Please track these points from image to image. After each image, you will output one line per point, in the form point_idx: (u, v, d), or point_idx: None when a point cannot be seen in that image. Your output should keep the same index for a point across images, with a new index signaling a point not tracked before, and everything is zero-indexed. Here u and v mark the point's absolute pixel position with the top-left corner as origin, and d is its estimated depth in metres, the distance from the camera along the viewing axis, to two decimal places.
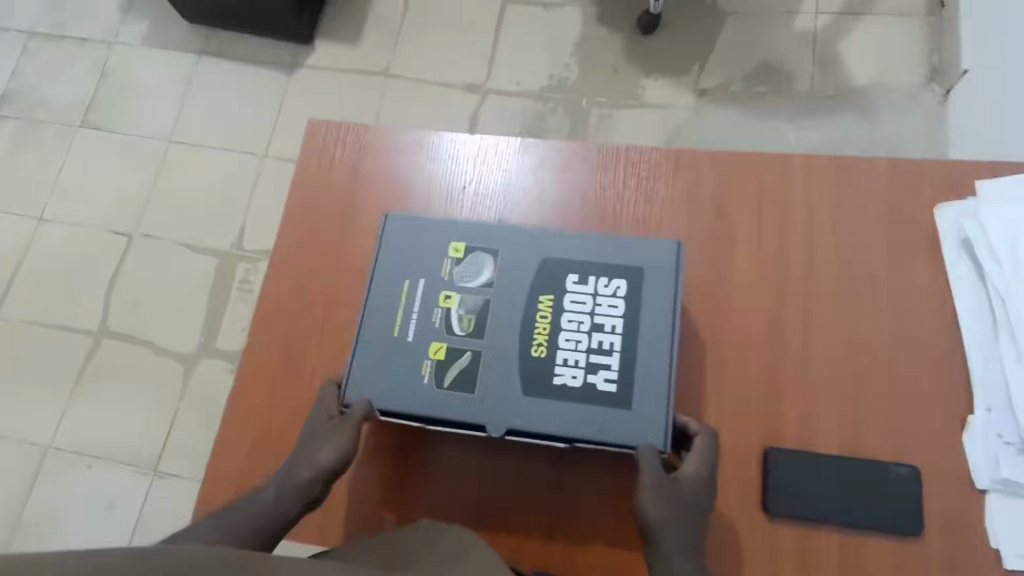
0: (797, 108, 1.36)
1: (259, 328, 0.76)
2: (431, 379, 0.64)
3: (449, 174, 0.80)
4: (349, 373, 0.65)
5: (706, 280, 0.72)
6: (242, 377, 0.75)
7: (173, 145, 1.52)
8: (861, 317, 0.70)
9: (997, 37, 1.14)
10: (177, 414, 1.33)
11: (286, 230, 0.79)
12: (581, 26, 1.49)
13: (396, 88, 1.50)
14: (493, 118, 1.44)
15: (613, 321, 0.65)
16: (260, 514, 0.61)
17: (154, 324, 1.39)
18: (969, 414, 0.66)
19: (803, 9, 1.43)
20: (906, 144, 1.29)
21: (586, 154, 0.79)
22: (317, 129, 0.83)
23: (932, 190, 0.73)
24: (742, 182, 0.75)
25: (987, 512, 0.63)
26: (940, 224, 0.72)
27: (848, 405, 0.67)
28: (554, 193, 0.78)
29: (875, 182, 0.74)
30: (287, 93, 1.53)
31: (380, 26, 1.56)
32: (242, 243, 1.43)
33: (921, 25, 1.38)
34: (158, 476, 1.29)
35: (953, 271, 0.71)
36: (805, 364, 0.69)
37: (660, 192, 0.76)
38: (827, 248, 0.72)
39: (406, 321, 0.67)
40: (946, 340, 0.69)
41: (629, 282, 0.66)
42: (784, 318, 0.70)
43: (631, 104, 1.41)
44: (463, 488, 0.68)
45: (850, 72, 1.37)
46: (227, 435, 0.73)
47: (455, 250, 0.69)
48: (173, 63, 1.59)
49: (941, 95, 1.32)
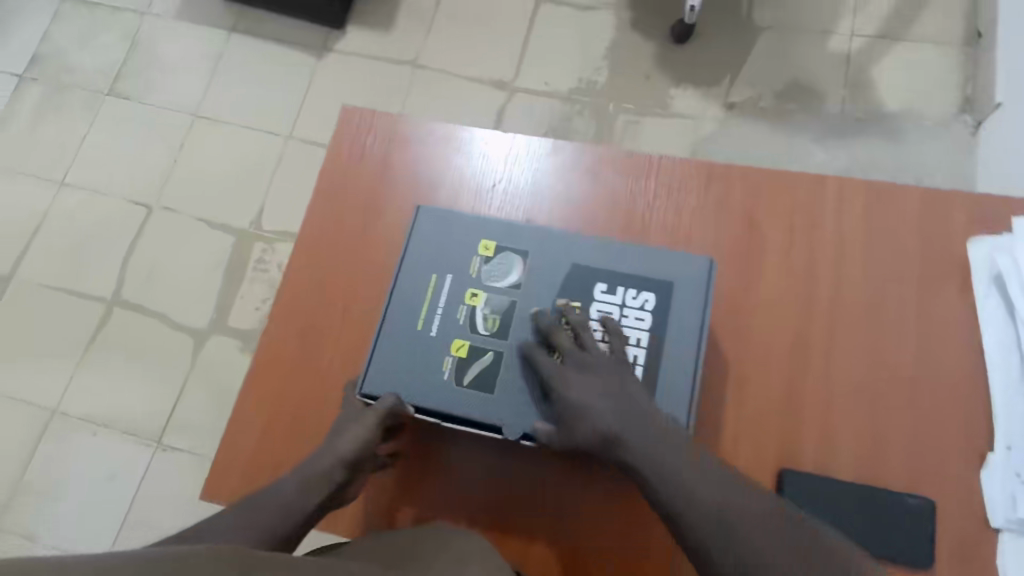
0: (825, 129, 1.35)
1: (279, 313, 0.76)
2: (451, 376, 0.64)
3: (479, 169, 0.80)
4: (370, 363, 0.65)
5: (733, 296, 0.72)
6: (261, 358, 0.75)
7: (198, 121, 1.52)
8: (885, 342, 0.70)
9: None
10: (184, 387, 1.33)
11: (312, 215, 0.80)
12: (613, 30, 1.48)
13: (424, 79, 1.50)
14: (520, 117, 1.44)
15: (638, 334, 0.65)
16: (281, 508, 0.61)
17: (167, 297, 1.40)
18: (988, 451, 0.66)
19: (837, 29, 1.42)
20: (933, 173, 1.29)
21: (619, 160, 0.78)
22: (351, 116, 0.83)
23: (967, 221, 0.73)
24: (775, 199, 0.75)
25: (1000, 550, 0.63)
26: (972, 257, 0.72)
27: (866, 433, 0.67)
28: (584, 198, 0.77)
29: (910, 209, 0.74)
30: (315, 76, 1.53)
31: (411, 15, 1.56)
32: (260, 223, 1.43)
33: (956, 54, 1.37)
34: (161, 449, 1.30)
35: (982, 305, 0.70)
36: (826, 385, 0.68)
37: (690, 204, 0.76)
38: (855, 271, 0.72)
39: (430, 315, 0.67)
40: (971, 375, 0.68)
41: (658, 295, 0.66)
42: (809, 340, 0.70)
43: (658, 112, 1.41)
44: (472, 488, 0.69)
45: (881, 96, 1.36)
46: (241, 417, 0.73)
47: (485, 248, 0.69)
48: (203, 38, 1.59)
49: (972, 126, 1.31)
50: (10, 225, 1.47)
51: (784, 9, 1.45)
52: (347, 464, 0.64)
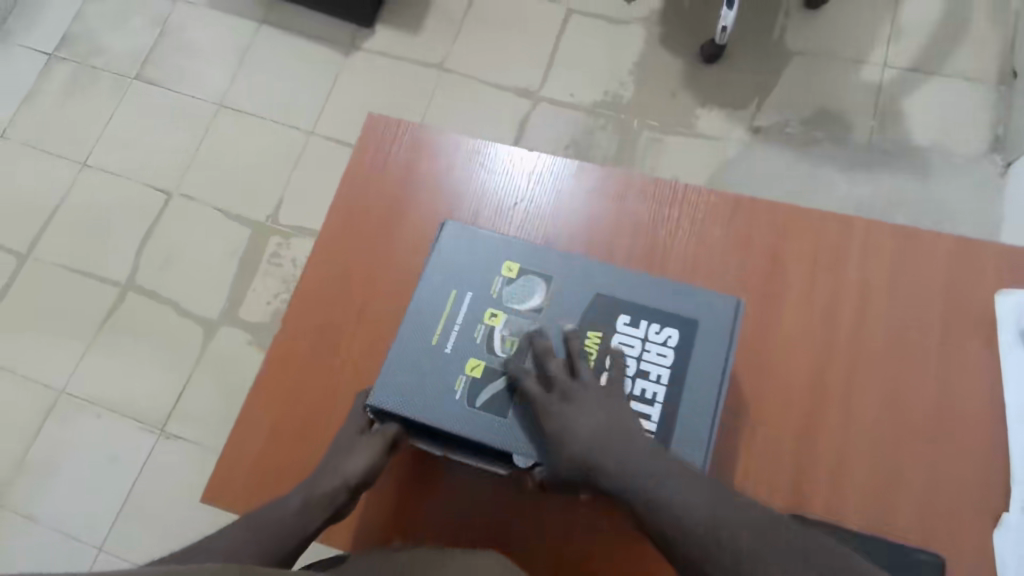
0: (850, 159, 1.34)
1: (292, 312, 0.76)
2: (464, 397, 0.63)
3: (501, 184, 0.79)
4: (384, 370, 0.64)
5: (754, 333, 0.71)
6: (271, 356, 0.75)
7: (223, 111, 1.52)
8: (905, 388, 0.69)
9: None
10: (192, 376, 1.33)
11: (333, 219, 0.79)
12: (642, 45, 1.47)
13: (449, 82, 1.49)
14: (544, 127, 1.43)
15: (659, 371, 0.64)
16: (281, 526, 0.63)
17: (181, 285, 1.40)
18: (1003, 509, 0.65)
19: (870, 59, 1.41)
20: (958, 214, 1.27)
21: (643, 187, 0.78)
22: (377, 122, 0.83)
23: (997, 272, 0.72)
24: (802, 236, 0.74)
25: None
26: (999, 310, 0.71)
27: (879, 480, 0.66)
28: (606, 223, 0.77)
29: (938, 254, 0.73)
30: (341, 73, 1.52)
31: (441, 17, 1.55)
32: (277, 217, 1.43)
33: (990, 90, 1.35)
34: (165, 436, 1.30)
35: (1006, 359, 0.70)
36: (843, 424, 0.68)
37: (713, 235, 0.75)
38: (877, 314, 0.71)
39: (446, 332, 0.66)
40: (989, 430, 0.67)
41: (682, 333, 0.65)
42: (827, 381, 0.69)
43: (682, 131, 1.40)
44: (474, 511, 0.68)
45: (911, 129, 1.35)
46: (249, 415, 0.73)
47: (508, 269, 0.68)
48: (233, 28, 1.59)
49: (1002, 167, 1.29)
50: (30, 202, 1.48)
51: (817, 35, 1.43)
52: (351, 481, 0.65)
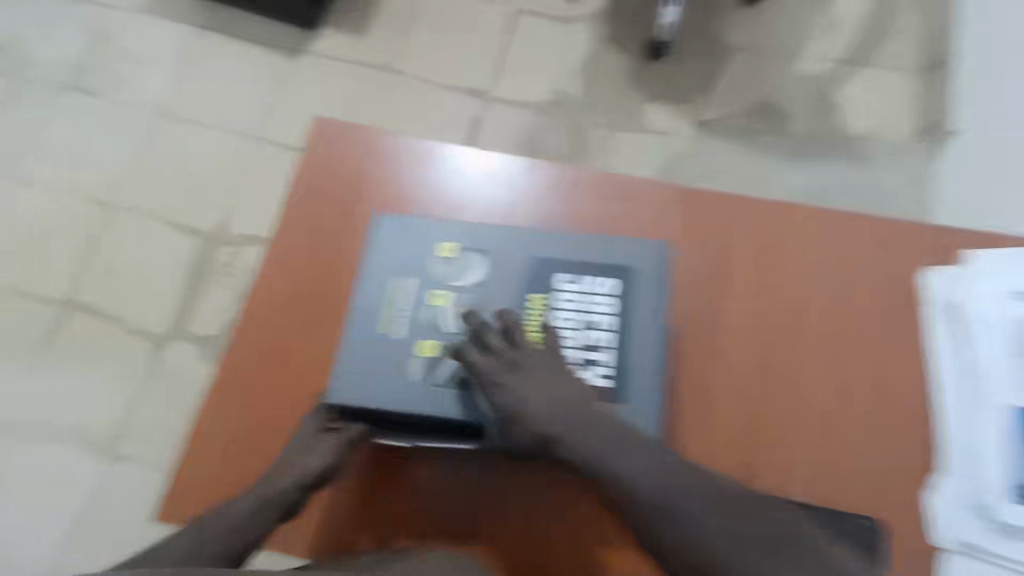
0: (793, 150, 1.39)
1: (248, 315, 0.78)
2: (423, 373, 0.70)
3: (456, 183, 0.85)
4: (339, 365, 0.71)
5: (700, 329, 0.79)
6: (238, 352, 0.77)
7: (164, 119, 1.47)
8: (833, 370, 0.78)
9: (999, 119, 1.20)
10: (142, 394, 1.28)
11: (287, 223, 0.82)
12: (590, 44, 1.49)
13: (399, 85, 1.48)
14: (496, 127, 1.44)
15: (603, 319, 0.73)
16: (230, 528, 0.66)
17: (125, 299, 1.35)
18: (927, 471, 0.75)
19: (806, 53, 1.46)
20: (896, 199, 1.33)
21: (585, 183, 0.87)
22: (328, 129, 0.86)
23: (917, 256, 0.83)
24: (734, 237, 0.83)
25: (944, 555, 0.73)
26: (925, 288, 0.81)
27: (816, 455, 0.75)
28: (554, 216, 0.85)
29: (853, 247, 0.83)
30: (287, 78, 1.50)
31: (388, 20, 1.54)
32: (227, 227, 1.39)
33: (920, 79, 1.42)
34: (116, 457, 1.24)
35: (919, 337, 0.80)
36: (786, 408, 0.76)
37: (658, 237, 0.83)
38: (805, 304, 0.80)
39: (400, 317, 0.73)
40: (907, 404, 0.77)
41: (618, 282, 0.74)
42: (767, 368, 0.78)
43: (632, 127, 1.42)
44: (429, 506, 0.72)
45: (848, 118, 1.40)
46: (218, 408, 0.75)
47: (445, 251, 0.76)
48: (172, 34, 1.54)
49: (932, 151, 1.36)
50: None
51: (756, 31, 1.48)
52: (302, 480, 0.70)
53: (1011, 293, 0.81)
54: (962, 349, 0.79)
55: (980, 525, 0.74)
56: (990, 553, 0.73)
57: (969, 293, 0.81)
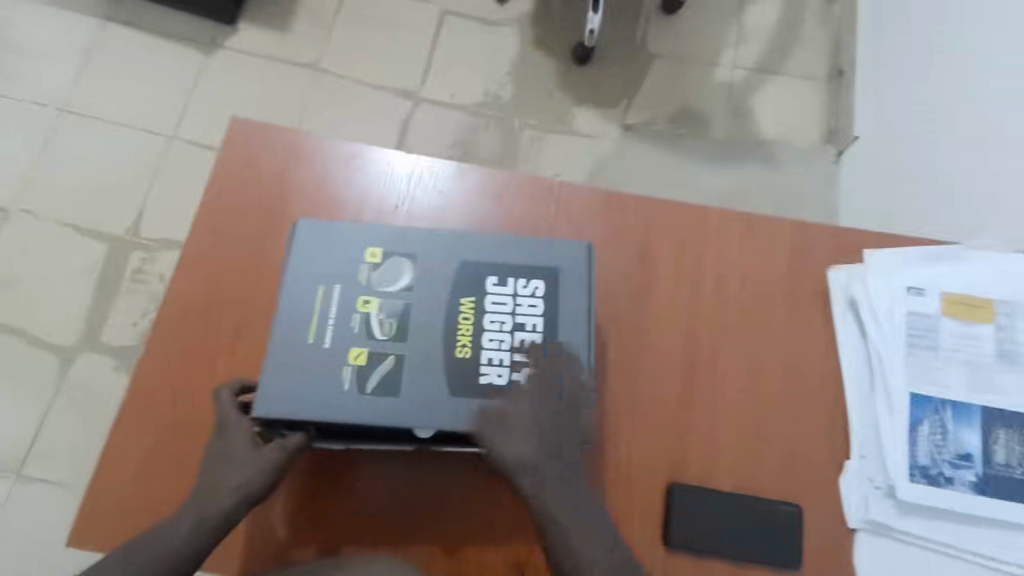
0: (712, 154, 1.45)
1: (160, 326, 0.72)
2: (353, 386, 0.63)
3: (385, 188, 0.80)
4: (262, 379, 0.63)
5: (628, 321, 0.77)
6: (146, 372, 0.70)
7: (66, 116, 1.37)
8: (758, 361, 0.77)
9: (891, 127, 1.31)
10: (50, 411, 1.20)
11: (200, 228, 0.76)
12: (518, 47, 1.51)
13: (324, 83, 1.44)
14: (425, 128, 1.43)
15: (534, 321, 0.67)
16: (164, 555, 0.60)
17: (27, 310, 1.25)
18: (846, 459, 0.75)
19: (721, 61, 1.53)
20: (804, 200, 1.42)
21: (518, 184, 0.82)
22: (242, 127, 0.80)
23: (828, 251, 0.83)
24: (662, 227, 0.81)
25: (858, 548, 0.71)
26: (831, 283, 0.81)
27: (739, 446, 0.74)
28: (485, 219, 0.80)
29: (781, 239, 0.82)
30: (203, 74, 1.43)
31: (311, 16, 1.50)
32: (137, 230, 1.32)
33: (823, 89, 1.53)
34: (22, 480, 1.16)
35: (841, 328, 0.79)
36: (710, 399, 0.75)
37: (588, 230, 0.80)
38: (732, 295, 0.79)
39: (322, 327, 0.66)
40: (829, 395, 0.77)
41: (546, 282, 0.69)
42: (693, 362, 0.76)
43: (560, 129, 1.45)
44: (374, 512, 0.68)
45: (760, 124, 1.49)
46: (124, 433, 0.68)
47: (372, 256, 0.69)
48: (72, 23, 1.44)
49: (834, 155, 1.46)
50: None
51: (674, 39, 1.54)
52: (240, 500, 0.62)
53: (908, 285, 0.81)
54: (890, 338, 0.79)
55: (897, 513, 0.72)
56: (906, 542, 0.72)
57: (892, 285, 0.81)
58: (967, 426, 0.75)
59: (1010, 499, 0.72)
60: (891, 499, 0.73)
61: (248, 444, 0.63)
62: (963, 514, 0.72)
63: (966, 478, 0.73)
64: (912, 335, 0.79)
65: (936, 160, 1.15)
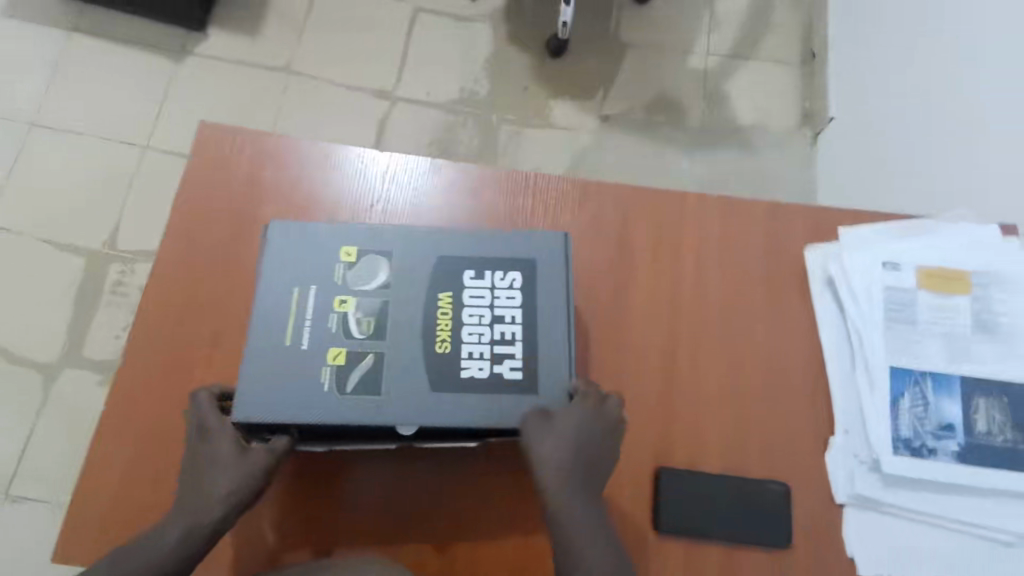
0: (690, 141, 1.46)
1: (137, 335, 0.71)
2: (333, 386, 0.63)
3: (360, 188, 0.80)
4: (241, 383, 0.63)
5: (608, 309, 0.77)
6: (124, 382, 0.70)
7: (36, 130, 1.35)
8: (740, 343, 0.78)
9: (864, 106, 1.31)
10: (35, 429, 1.18)
11: (173, 236, 0.75)
12: (492, 42, 1.50)
13: (298, 86, 1.43)
14: (402, 127, 1.42)
15: (513, 313, 0.67)
16: (151, 562, 0.58)
17: (5, 329, 1.23)
18: (831, 436, 0.75)
19: (695, 48, 1.54)
20: (784, 184, 1.43)
21: (494, 178, 0.82)
22: (212, 132, 0.79)
23: (805, 231, 0.83)
24: (639, 214, 0.81)
25: (846, 524, 0.72)
26: (808, 263, 0.82)
27: (724, 428, 0.74)
28: (462, 214, 0.80)
29: (758, 220, 0.83)
30: (174, 82, 1.41)
31: (281, 19, 1.49)
32: (115, 242, 1.30)
33: (797, 72, 1.54)
34: (10, 500, 1.14)
35: (819, 306, 0.80)
36: (694, 383, 0.75)
37: (565, 221, 0.80)
38: (711, 279, 0.80)
39: (299, 328, 0.65)
40: (810, 373, 0.78)
41: (523, 273, 0.69)
42: (676, 347, 0.76)
43: (538, 123, 1.45)
44: (361, 514, 0.68)
45: (736, 109, 1.49)
46: (104, 445, 0.67)
47: (347, 254, 0.68)
48: (38, 36, 1.42)
49: (810, 137, 1.47)
50: None
51: (647, 28, 1.55)
52: (229, 507, 0.61)
53: (884, 260, 0.82)
54: (869, 314, 0.79)
55: (881, 486, 0.73)
56: (892, 515, 0.73)
57: (868, 261, 0.82)
58: (947, 397, 0.76)
59: (992, 467, 0.73)
60: (875, 473, 0.73)
61: (234, 447, 0.62)
62: (946, 484, 0.73)
63: (949, 448, 0.74)
64: (889, 310, 0.79)
65: (909, 137, 1.16)
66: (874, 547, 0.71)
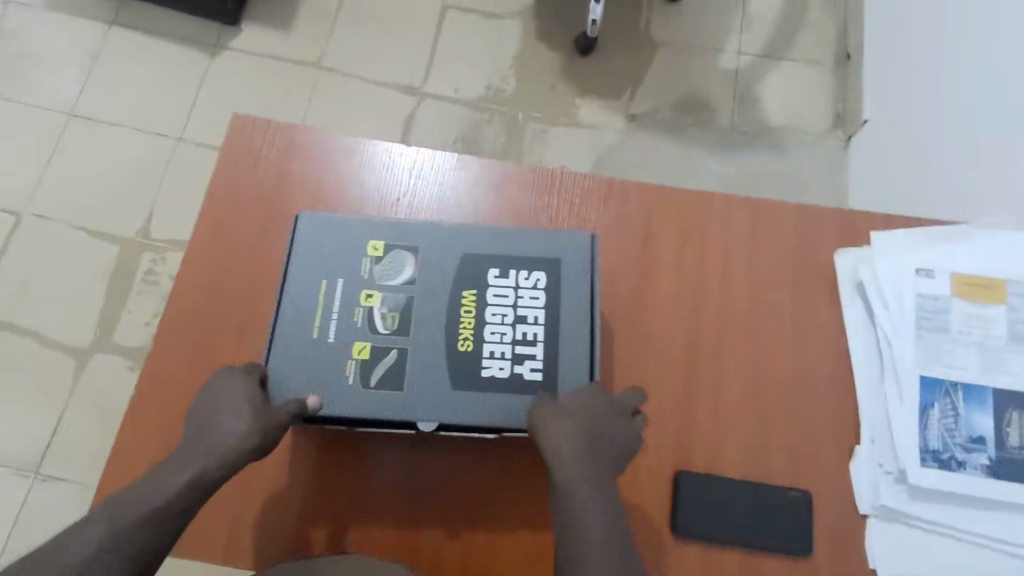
0: (719, 142, 1.44)
1: (166, 324, 0.73)
2: (356, 379, 0.64)
3: (386, 182, 0.80)
4: (269, 375, 0.64)
5: (633, 308, 0.77)
6: (153, 369, 0.71)
7: (75, 120, 1.39)
8: (766, 346, 0.77)
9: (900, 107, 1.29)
10: (65, 413, 1.21)
11: (199, 230, 0.76)
12: (520, 40, 1.50)
13: (328, 81, 1.45)
14: (428, 123, 1.43)
15: (535, 313, 0.67)
16: (153, 505, 0.56)
17: (41, 314, 1.27)
18: (856, 444, 0.74)
19: (726, 47, 1.52)
20: (814, 187, 1.40)
21: (522, 175, 0.82)
22: (244, 124, 0.80)
23: (836, 234, 0.82)
24: (667, 213, 0.81)
25: (870, 533, 0.71)
26: (839, 267, 0.80)
27: (747, 432, 0.73)
28: (488, 209, 0.80)
29: (788, 222, 0.82)
30: (208, 74, 1.43)
31: (313, 14, 1.50)
32: (148, 232, 1.33)
33: (830, 73, 1.51)
34: (41, 479, 1.17)
35: (849, 312, 0.79)
36: (717, 385, 0.74)
37: (592, 218, 0.80)
38: (739, 281, 0.79)
39: (325, 321, 0.66)
40: (836, 379, 0.76)
41: (548, 273, 0.69)
42: (700, 348, 0.76)
43: (565, 122, 1.44)
44: (382, 508, 0.68)
45: (767, 110, 1.47)
46: (133, 429, 0.69)
47: (374, 248, 0.69)
48: (78, 29, 1.45)
49: (843, 140, 1.45)
50: None
51: (678, 26, 1.53)
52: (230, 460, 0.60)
53: (916, 267, 0.80)
54: (899, 322, 0.77)
55: (907, 498, 0.72)
56: (919, 528, 0.71)
57: (900, 268, 0.80)
58: (978, 409, 0.74)
59: None
60: (901, 484, 0.72)
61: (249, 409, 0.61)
62: (975, 498, 0.71)
63: (980, 461, 0.72)
64: (920, 317, 0.78)
65: (943, 142, 1.14)
66: (898, 560, 0.70)
